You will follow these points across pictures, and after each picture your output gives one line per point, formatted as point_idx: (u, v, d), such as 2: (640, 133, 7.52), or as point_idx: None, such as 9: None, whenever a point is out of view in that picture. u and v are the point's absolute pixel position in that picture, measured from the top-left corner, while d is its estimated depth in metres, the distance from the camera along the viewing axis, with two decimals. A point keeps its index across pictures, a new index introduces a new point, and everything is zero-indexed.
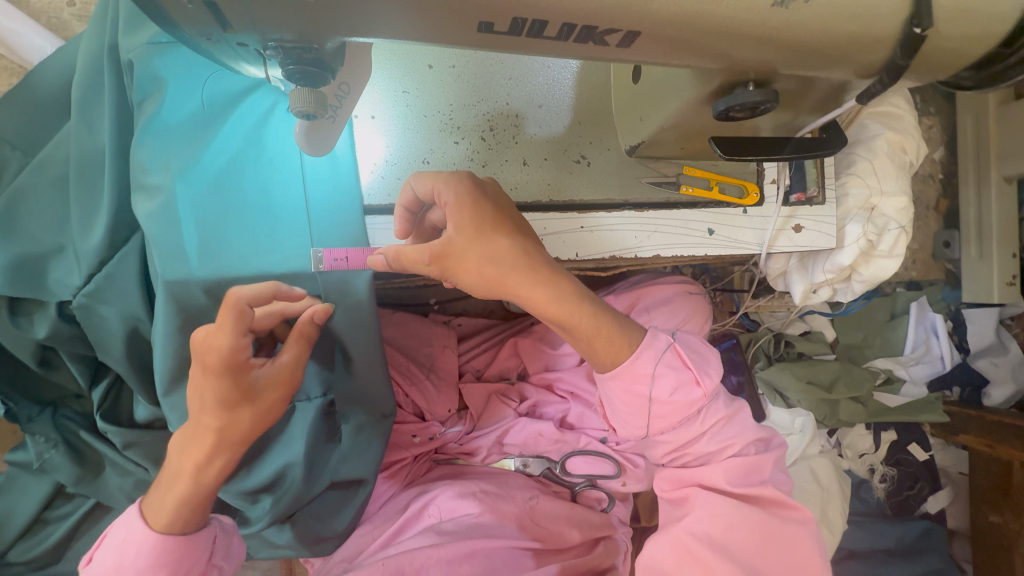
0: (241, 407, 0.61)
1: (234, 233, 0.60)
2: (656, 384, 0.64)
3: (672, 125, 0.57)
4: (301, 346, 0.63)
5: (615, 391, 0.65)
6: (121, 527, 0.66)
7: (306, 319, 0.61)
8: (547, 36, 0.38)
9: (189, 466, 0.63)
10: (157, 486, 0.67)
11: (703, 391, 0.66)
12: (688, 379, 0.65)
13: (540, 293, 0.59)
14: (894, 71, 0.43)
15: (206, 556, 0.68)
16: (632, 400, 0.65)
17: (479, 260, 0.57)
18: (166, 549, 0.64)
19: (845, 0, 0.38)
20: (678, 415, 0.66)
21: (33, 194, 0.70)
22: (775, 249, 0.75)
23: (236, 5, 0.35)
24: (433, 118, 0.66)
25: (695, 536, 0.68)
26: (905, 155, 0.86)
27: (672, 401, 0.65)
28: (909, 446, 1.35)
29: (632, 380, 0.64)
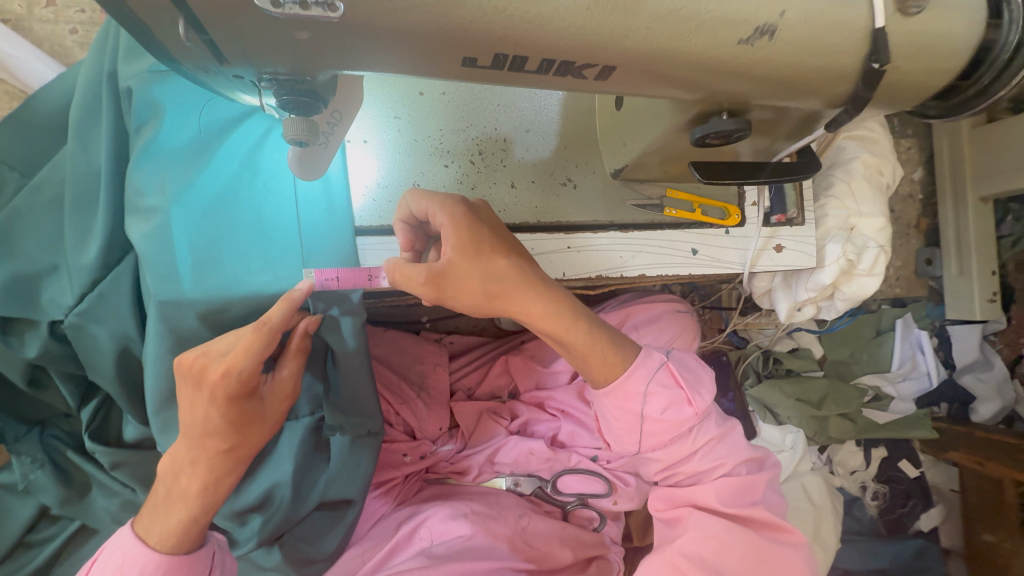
0: (236, 429, 0.61)
1: (228, 255, 0.61)
2: (648, 402, 0.65)
3: (654, 150, 0.60)
4: (299, 361, 0.65)
5: (608, 406, 0.66)
6: (117, 549, 0.64)
7: (301, 333, 0.64)
8: (528, 69, 0.40)
9: (180, 489, 0.62)
10: (148, 506, 0.66)
11: (694, 411, 0.66)
12: (679, 398, 0.66)
13: (537, 310, 0.60)
14: (858, 102, 0.45)
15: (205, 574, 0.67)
16: (626, 418, 0.66)
17: (478, 279, 0.58)
18: (166, 571, 0.63)
19: (808, 40, 0.40)
20: (669, 432, 0.67)
21: (28, 214, 0.71)
22: (757, 269, 0.77)
23: (233, 42, 0.36)
24: (424, 142, 0.68)
25: (689, 558, 0.68)
26: (882, 176, 0.90)
27: (662, 419, 0.66)
28: (900, 463, 1.37)
29: (625, 397, 0.65)
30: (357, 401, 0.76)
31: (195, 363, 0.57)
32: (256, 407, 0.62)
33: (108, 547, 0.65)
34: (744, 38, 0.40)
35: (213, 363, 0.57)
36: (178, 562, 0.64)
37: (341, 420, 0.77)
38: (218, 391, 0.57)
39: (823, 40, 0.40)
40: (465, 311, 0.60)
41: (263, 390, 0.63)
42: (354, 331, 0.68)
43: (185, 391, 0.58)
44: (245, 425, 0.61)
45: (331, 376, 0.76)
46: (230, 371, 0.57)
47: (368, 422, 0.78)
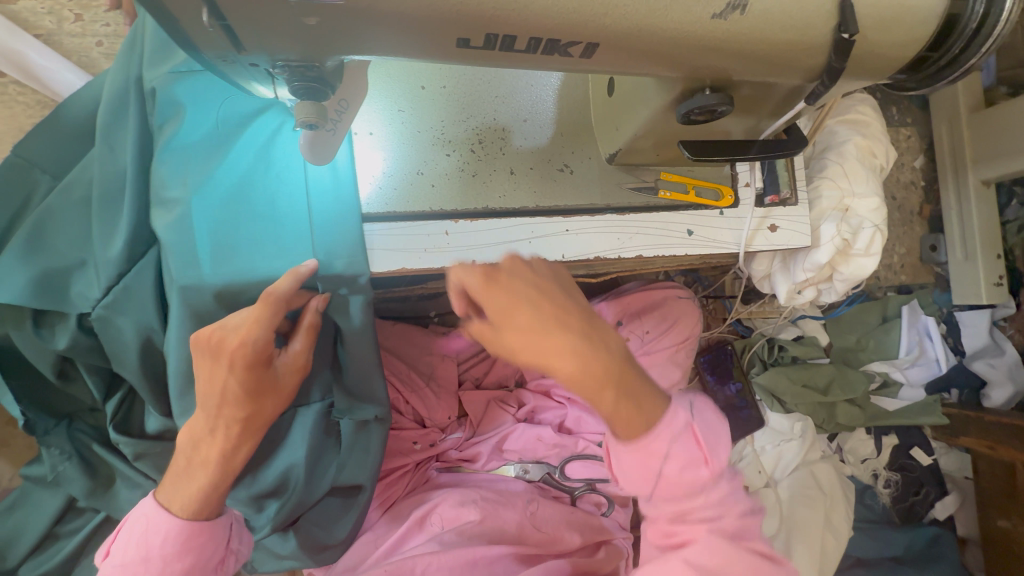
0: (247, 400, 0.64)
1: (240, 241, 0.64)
2: (664, 462, 0.55)
3: (645, 133, 0.63)
4: (311, 337, 0.67)
5: (624, 459, 0.56)
6: (141, 517, 0.67)
7: (311, 311, 0.66)
8: (518, 49, 0.43)
9: (198, 458, 0.66)
10: (166, 479, 0.68)
11: (711, 472, 0.56)
12: (699, 459, 0.56)
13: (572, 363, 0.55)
14: (832, 73, 0.48)
15: (224, 544, 0.71)
16: (641, 474, 0.56)
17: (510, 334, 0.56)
18: (184, 538, 0.66)
19: (777, 13, 0.43)
20: (681, 493, 0.56)
21: (59, 213, 0.76)
22: (753, 248, 0.78)
23: (248, 28, 0.40)
24: (427, 133, 0.71)
25: (695, 569, 0.54)
26: (875, 158, 0.92)
27: (677, 480, 0.56)
28: (912, 451, 1.35)
29: (644, 456, 0.55)
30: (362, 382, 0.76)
31: (213, 336, 0.61)
32: (266, 379, 0.65)
33: (130, 518, 0.68)
34: (717, 13, 0.43)
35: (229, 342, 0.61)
36: (198, 530, 0.67)
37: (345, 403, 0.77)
38: (238, 364, 0.62)
39: (789, 16, 0.44)
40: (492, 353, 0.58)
41: (277, 361, 0.66)
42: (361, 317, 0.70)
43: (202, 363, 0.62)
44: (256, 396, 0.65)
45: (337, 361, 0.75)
46: (247, 343, 0.61)
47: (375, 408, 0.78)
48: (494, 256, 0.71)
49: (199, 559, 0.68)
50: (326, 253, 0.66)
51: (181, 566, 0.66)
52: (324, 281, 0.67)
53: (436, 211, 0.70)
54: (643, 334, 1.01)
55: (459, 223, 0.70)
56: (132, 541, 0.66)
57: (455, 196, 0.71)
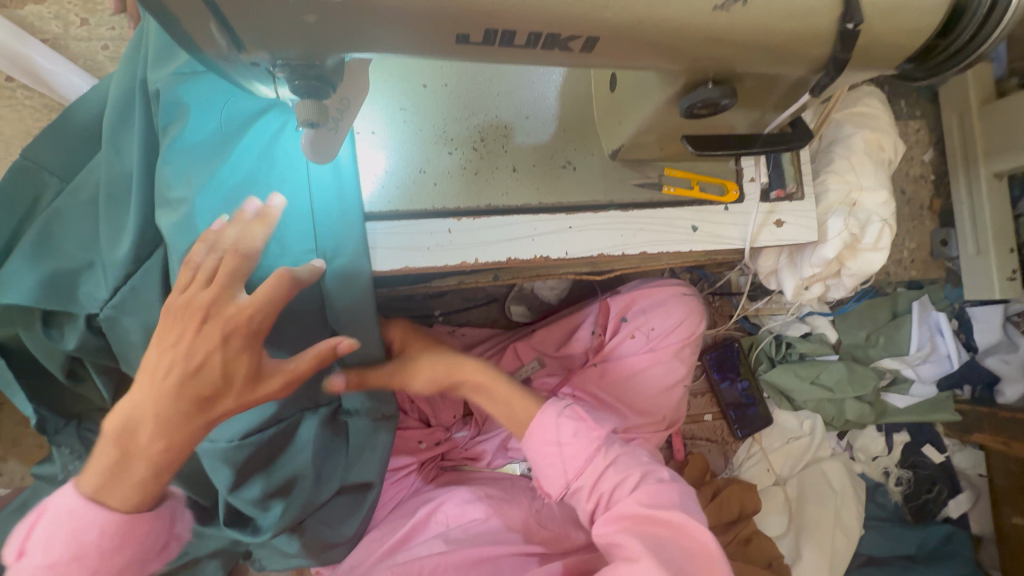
0: (234, 382, 0.61)
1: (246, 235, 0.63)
2: (560, 431, 0.72)
3: (649, 127, 0.62)
4: (314, 364, 0.62)
5: (532, 447, 0.72)
6: (65, 511, 0.61)
7: (331, 347, 0.62)
8: (517, 44, 0.43)
9: (137, 448, 0.60)
10: (105, 472, 0.62)
11: (598, 433, 0.72)
12: (586, 426, 0.73)
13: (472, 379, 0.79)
14: (838, 64, 0.47)
15: (166, 530, 0.67)
16: (546, 452, 0.71)
17: (430, 367, 0.80)
18: (123, 531, 0.63)
19: (779, 5, 0.43)
20: (583, 456, 0.71)
21: (68, 215, 0.77)
22: (758, 244, 0.77)
23: (250, 28, 0.40)
24: (429, 132, 0.71)
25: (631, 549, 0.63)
26: (883, 151, 0.90)
27: (576, 444, 0.71)
28: (924, 448, 1.33)
29: (540, 431, 0.72)
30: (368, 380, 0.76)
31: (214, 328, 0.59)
32: (247, 369, 0.61)
33: (52, 510, 0.62)
34: (720, 4, 0.42)
35: (218, 320, 0.59)
36: (139, 521, 0.64)
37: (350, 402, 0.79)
38: (235, 345, 0.60)
39: (794, 6, 0.43)
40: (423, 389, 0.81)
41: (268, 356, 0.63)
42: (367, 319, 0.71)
43: (169, 336, 0.60)
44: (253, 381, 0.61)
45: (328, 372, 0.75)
46: (246, 321, 0.59)
47: (383, 406, 0.81)
48: (497, 254, 0.71)
49: (141, 548, 0.65)
50: (332, 250, 0.67)
51: (119, 558, 0.63)
52: (330, 279, 0.67)
53: (439, 209, 0.70)
54: (648, 331, 1.00)
55: (461, 221, 0.70)
56: (58, 535, 0.61)
57: (457, 194, 0.70)
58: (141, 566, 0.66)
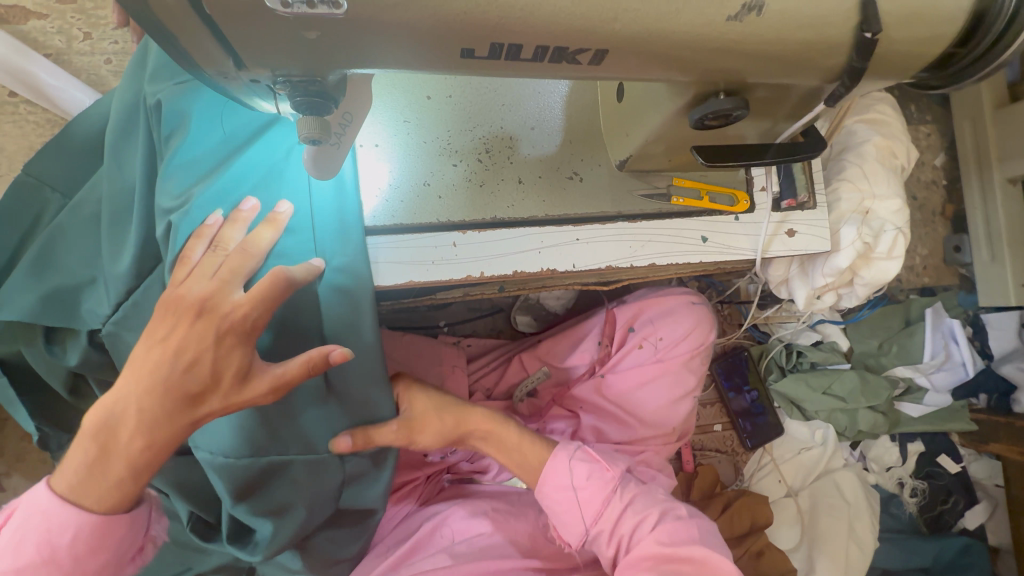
0: (225, 382, 0.57)
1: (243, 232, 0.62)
2: (574, 475, 0.73)
3: (657, 138, 0.61)
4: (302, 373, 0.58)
5: (546, 492, 0.73)
6: (36, 513, 0.57)
7: (323, 356, 0.58)
8: (524, 58, 0.42)
9: (117, 446, 0.57)
10: (87, 467, 0.58)
11: (612, 473, 0.74)
12: (600, 467, 0.74)
13: (482, 427, 0.77)
14: (853, 74, 0.46)
15: (143, 532, 0.64)
16: (562, 496, 0.73)
17: (439, 420, 0.74)
18: (97, 532, 0.59)
19: (795, 14, 0.41)
20: (600, 498, 0.72)
21: (69, 231, 0.76)
22: (770, 254, 0.76)
23: (249, 46, 0.39)
24: (433, 144, 0.70)
25: None
26: (896, 158, 0.89)
27: (591, 486, 0.72)
28: (939, 458, 1.29)
29: (555, 475, 0.73)
30: (359, 400, 0.69)
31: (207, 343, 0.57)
32: (241, 365, 0.57)
33: (21, 511, 0.58)
34: (733, 14, 0.41)
35: (216, 318, 0.57)
36: (117, 522, 0.60)
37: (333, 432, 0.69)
38: (228, 346, 0.57)
39: (811, 13, 0.41)
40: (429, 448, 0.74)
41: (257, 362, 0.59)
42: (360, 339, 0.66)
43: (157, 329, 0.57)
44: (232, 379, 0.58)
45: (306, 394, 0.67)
46: (242, 320, 0.57)
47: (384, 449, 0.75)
48: (503, 267, 0.70)
49: (117, 551, 0.62)
50: (336, 261, 0.65)
51: (96, 562, 0.60)
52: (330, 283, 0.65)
53: (443, 222, 0.69)
54: (657, 341, 0.98)
55: (467, 234, 0.69)
56: (26, 540, 0.57)
57: (462, 207, 0.69)
58: (118, 567, 0.63)
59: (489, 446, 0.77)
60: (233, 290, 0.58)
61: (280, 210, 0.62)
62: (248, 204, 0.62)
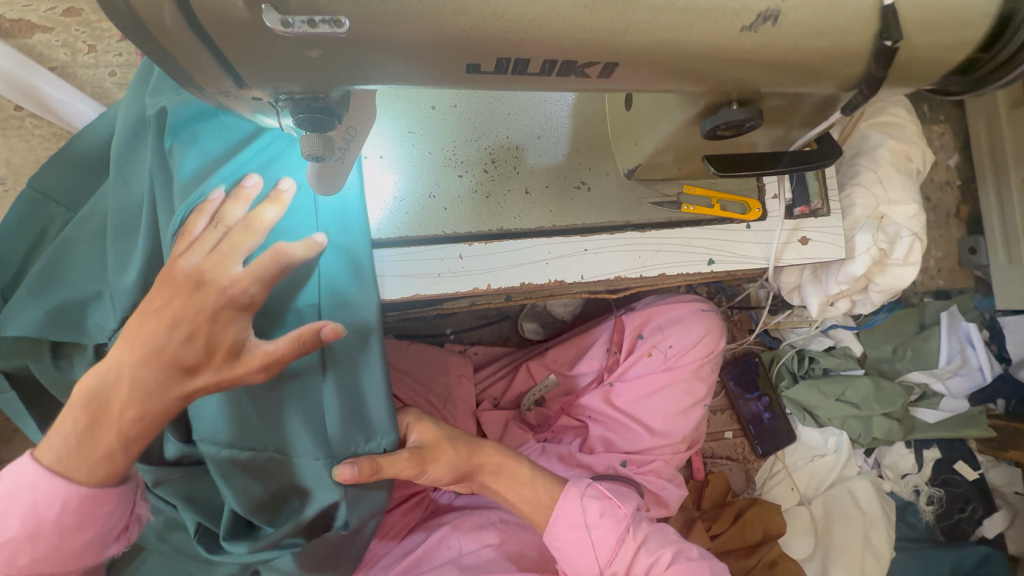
0: (219, 354, 0.57)
1: (245, 209, 0.60)
2: (586, 513, 0.73)
3: (666, 147, 0.59)
4: (293, 346, 0.57)
5: (558, 532, 0.72)
6: (24, 484, 0.58)
7: (313, 332, 0.57)
8: (530, 72, 0.41)
9: (109, 418, 0.57)
10: (76, 438, 0.58)
11: (624, 510, 0.74)
12: (611, 504, 0.74)
13: (492, 463, 0.75)
14: (872, 81, 0.44)
15: (128, 508, 0.65)
16: (574, 536, 0.72)
17: (453, 451, 0.71)
18: (83, 507, 0.60)
19: (814, 21, 0.40)
20: (613, 538, 0.72)
21: (76, 244, 0.76)
22: (783, 263, 0.74)
23: (251, 66, 0.38)
24: (437, 155, 0.69)
25: None
26: (911, 162, 0.87)
27: (603, 525, 0.73)
28: (957, 465, 1.27)
29: (567, 514, 0.72)
30: (357, 410, 0.65)
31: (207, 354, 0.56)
32: (237, 337, 0.57)
33: (10, 481, 0.59)
34: (747, 25, 0.39)
35: (211, 291, 0.56)
36: (103, 497, 0.61)
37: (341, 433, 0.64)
38: (227, 337, 0.57)
39: (830, 20, 0.40)
40: (440, 481, 0.70)
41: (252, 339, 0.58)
42: (366, 349, 0.65)
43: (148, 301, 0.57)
44: (224, 353, 0.57)
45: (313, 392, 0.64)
46: (240, 294, 0.56)
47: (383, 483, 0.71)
48: (509, 279, 0.69)
49: (101, 526, 0.63)
50: (340, 241, 0.65)
51: (81, 536, 0.61)
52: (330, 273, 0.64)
53: (449, 234, 0.68)
54: (666, 349, 0.96)
55: (473, 246, 0.68)
56: (14, 509, 0.58)
57: (468, 218, 0.68)
58: (102, 545, 0.64)
59: (500, 482, 0.75)
60: (232, 265, 0.57)
61: (284, 187, 0.61)
62: (252, 181, 0.61)
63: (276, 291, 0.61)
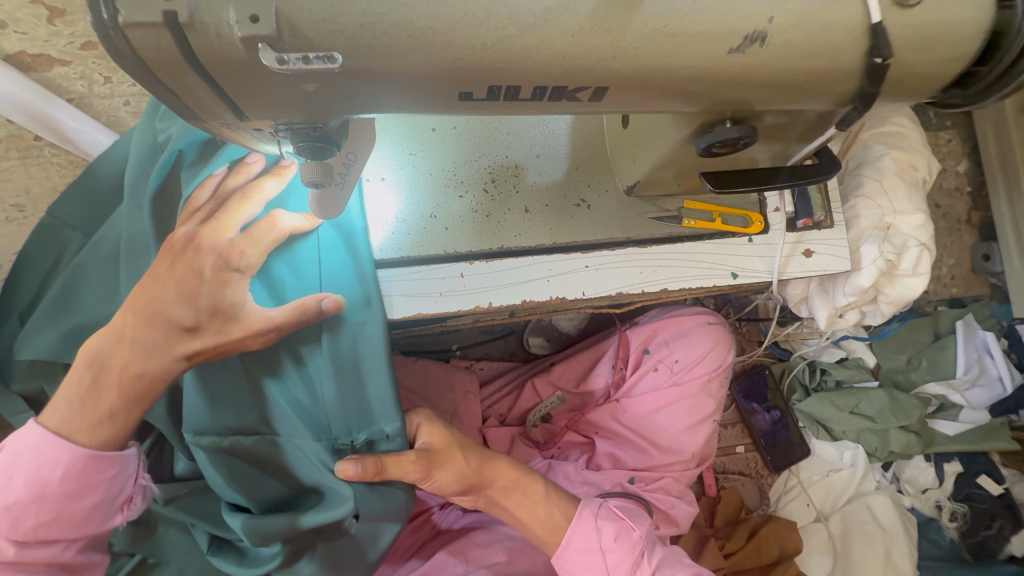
0: (216, 317, 0.58)
1: (245, 181, 0.63)
2: (601, 535, 0.73)
3: (664, 164, 0.60)
4: (292, 313, 0.59)
5: (571, 554, 0.71)
6: (27, 449, 0.57)
7: (314, 303, 0.61)
8: (523, 98, 0.42)
9: (108, 404, 0.58)
10: (77, 409, 0.58)
11: (640, 533, 0.73)
12: (625, 526, 0.74)
13: (505, 478, 0.72)
14: (866, 98, 0.44)
15: (132, 480, 0.63)
16: (587, 559, 0.72)
17: (464, 458, 0.69)
18: (88, 470, 0.58)
19: (801, 43, 0.40)
20: (629, 562, 0.72)
21: (91, 269, 0.78)
22: (786, 276, 0.74)
23: (251, 98, 0.40)
24: (438, 176, 0.70)
25: None
26: (916, 172, 0.86)
27: (618, 549, 0.72)
28: (980, 480, 1.20)
29: (581, 537, 0.72)
30: (361, 405, 0.64)
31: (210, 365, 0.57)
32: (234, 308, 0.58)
33: (12, 449, 0.57)
34: (734, 47, 0.40)
35: (206, 253, 0.57)
36: (108, 461, 0.59)
37: (341, 414, 0.64)
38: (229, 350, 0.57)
39: (818, 41, 0.40)
40: (446, 489, 0.68)
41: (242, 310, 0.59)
42: (366, 332, 0.64)
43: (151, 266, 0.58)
44: (220, 314, 0.58)
45: (310, 369, 0.64)
46: (234, 256, 0.58)
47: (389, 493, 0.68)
48: (511, 297, 0.69)
49: (105, 497, 0.60)
50: (335, 226, 0.66)
51: (84, 504, 0.58)
52: (331, 261, 0.65)
53: (450, 253, 0.68)
54: (672, 363, 0.95)
55: (474, 265, 0.69)
56: (18, 474, 0.56)
57: (469, 237, 0.69)
58: (104, 520, 0.61)
59: (510, 499, 0.72)
60: (228, 231, 0.59)
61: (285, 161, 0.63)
62: (255, 159, 0.63)
63: (276, 265, 0.64)
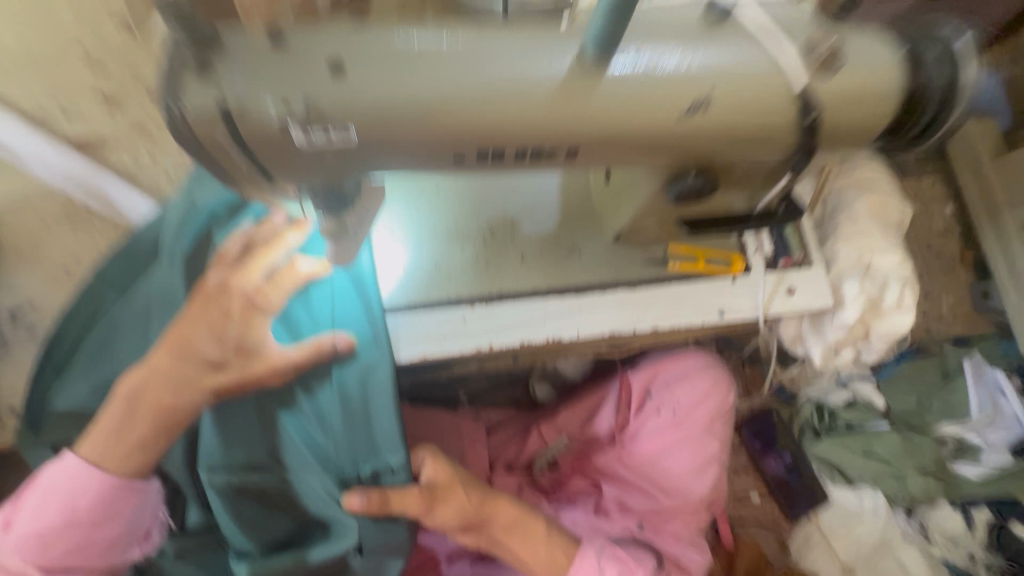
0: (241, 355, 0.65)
1: (267, 234, 0.68)
2: None
3: (644, 211, 0.66)
4: (311, 354, 0.67)
5: None
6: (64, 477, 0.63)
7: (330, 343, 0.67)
8: (509, 159, 0.49)
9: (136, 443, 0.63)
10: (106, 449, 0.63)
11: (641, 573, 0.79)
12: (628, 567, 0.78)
13: (506, 517, 0.74)
14: (806, 149, 0.51)
15: (152, 509, 0.69)
16: None
17: (466, 495, 0.71)
18: (115, 500, 0.65)
19: (742, 104, 0.47)
20: None
21: (123, 325, 0.84)
22: (772, 313, 0.77)
23: (279, 167, 0.47)
24: (443, 230, 0.77)
25: None
26: (890, 215, 0.91)
27: None
28: (1014, 526, 1.13)
29: None
30: (370, 442, 0.70)
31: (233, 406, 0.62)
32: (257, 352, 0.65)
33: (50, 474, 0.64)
34: (686, 111, 0.47)
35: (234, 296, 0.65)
36: (132, 492, 0.66)
37: (349, 448, 0.70)
38: None
39: (755, 102, 0.47)
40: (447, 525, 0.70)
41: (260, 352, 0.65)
42: (376, 373, 0.68)
43: (184, 310, 0.65)
44: (246, 353, 0.65)
45: (322, 404, 0.69)
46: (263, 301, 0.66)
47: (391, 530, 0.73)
48: (510, 338, 0.73)
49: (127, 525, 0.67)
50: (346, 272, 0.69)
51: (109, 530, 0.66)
52: (342, 306, 0.69)
53: (453, 298, 0.74)
54: (674, 404, 0.99)
55: (475, 308, 0.74)
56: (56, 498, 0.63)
57: (471, 284, 0.75)
58: (122, 546, 0.68)
59: (513, 538, 0.73)
60: (255, 278, 0.66)
61: (302, 217, 0.68)
62: (277, 214, 0.68)
63: (294, 307, 0.68)
